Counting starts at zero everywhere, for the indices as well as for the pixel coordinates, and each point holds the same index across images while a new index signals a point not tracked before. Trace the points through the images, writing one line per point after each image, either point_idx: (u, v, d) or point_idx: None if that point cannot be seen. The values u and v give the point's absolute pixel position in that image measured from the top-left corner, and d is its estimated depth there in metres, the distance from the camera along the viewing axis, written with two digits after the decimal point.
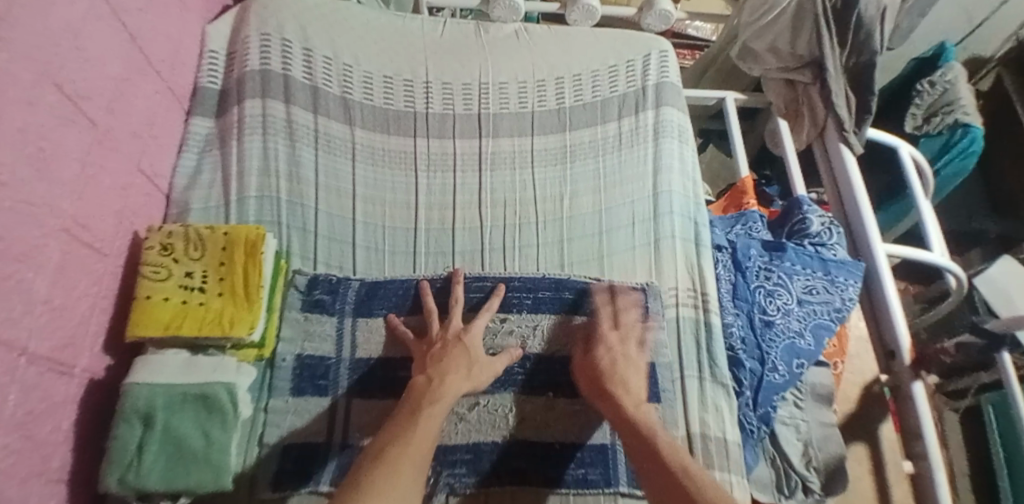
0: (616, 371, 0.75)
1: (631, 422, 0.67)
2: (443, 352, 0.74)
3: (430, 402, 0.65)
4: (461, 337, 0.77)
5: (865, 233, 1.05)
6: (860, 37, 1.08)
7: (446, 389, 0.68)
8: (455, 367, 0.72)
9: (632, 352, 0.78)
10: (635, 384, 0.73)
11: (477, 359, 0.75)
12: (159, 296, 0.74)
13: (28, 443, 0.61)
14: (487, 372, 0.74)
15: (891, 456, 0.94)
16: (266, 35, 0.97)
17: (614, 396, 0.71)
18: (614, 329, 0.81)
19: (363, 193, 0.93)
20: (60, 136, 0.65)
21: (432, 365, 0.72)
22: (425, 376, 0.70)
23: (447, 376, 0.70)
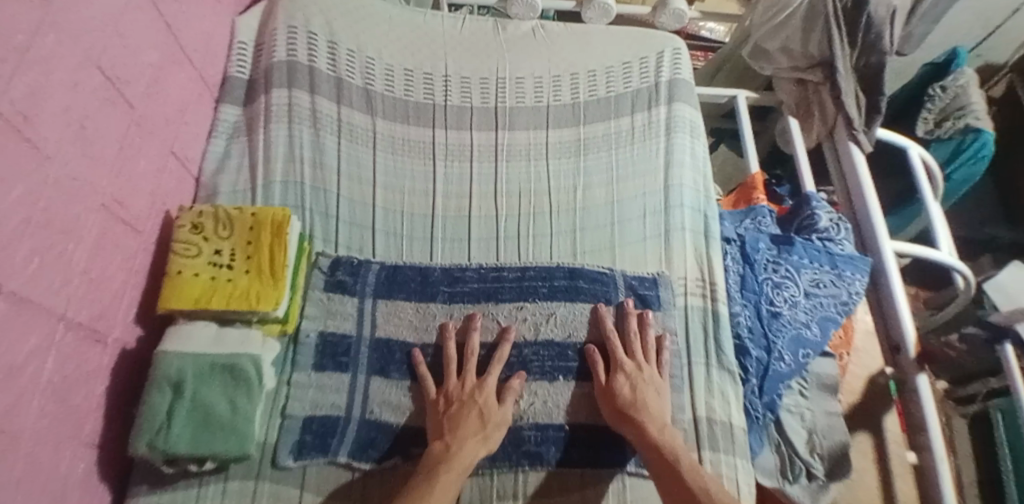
0: (638, 396, 0.78)
1: (658, 447, 0.73)
2: (459, 414, 0.76)
3: (445, 471, 0.69)
4: (477, 396, 0.78)
5: (874, 230, 1.07)
6: (870, 37, 1.09)
7: (461, 457, 0.71)
8: (469, 430, 0.75)
9: (659, 385, 0.81)
10: (655, 407, 0.78)
11: (495, 419, 0.77)
12: (189, 272, 0.77)
13: (63, 407, 0.64)
14: (499, 431, 0.77)
15: (895, 449, 0.96)
16: (292, 28, 1.01)
17: (636, 419, 0.76)
18: (637, 350, 0.84)
19: (383, 180, 0.96)
20: (100, 117, 0.68)
21: (447, 429, 0.75)
22: (442, 443, 0.73)
23: (462, 445, 0.73)
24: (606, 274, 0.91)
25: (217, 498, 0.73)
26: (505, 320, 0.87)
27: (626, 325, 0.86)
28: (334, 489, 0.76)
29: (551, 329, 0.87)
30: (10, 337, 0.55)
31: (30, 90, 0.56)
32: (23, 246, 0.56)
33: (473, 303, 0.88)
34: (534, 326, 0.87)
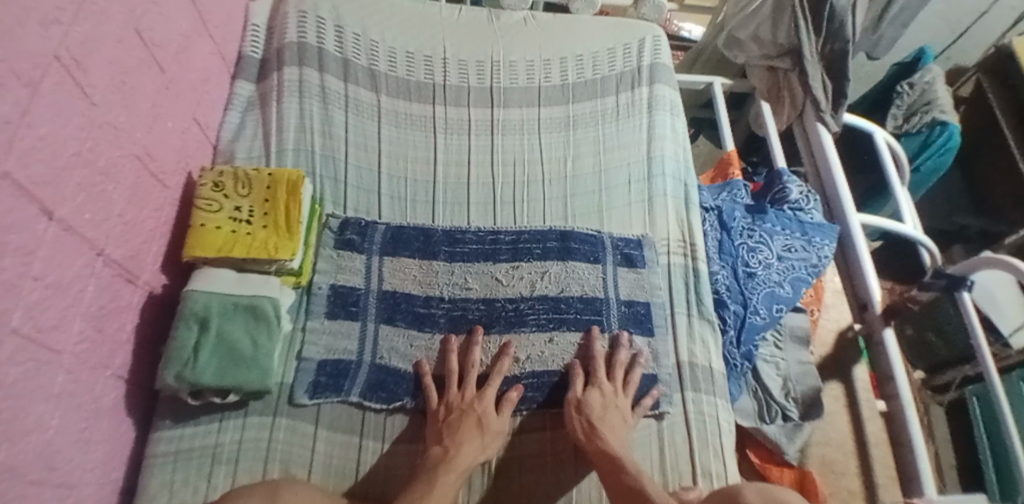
0: (606, 414, 0.80)
1: (615, 460, 0.73)
2: (458, 421, 0.78)
3: (445, 471, 0.71)
4: (476, 406, 0.80)
5: (840, 201, 1.16)
6: (834, 26, 1.19)
7: (460, 459, 0.73)
8: (465, 436, 0.76)
9: (623, 406, 0.83)
10: (617, 429, 0.79)
11: (494, 429, 0.79)
12: (212, 224, 0.83)
13: (100, 335, 0.70)
14: (498, 439, 0.79)
15: (865, 395, 1.04)
16: (303, 13, 1.09)
17: (600, 435, 0.77)
18: (616, 375, 0.86)
19: (388, 149, 1.04)
20: (138, 75, 0.75)
21: (446, 435, 0.77)
22: (441, 447, 0.75)
23: (461, 447, 0.75)
24: (595, 236, 0.99)
25: (237, 430, 0.79)
26: (504, 279, 0.94)
27: (616, 355, 0.88)
28: (345, 425, 0.82)
29: (545, 285, 0.93)
30: (59, 259, 0.62)
31: (82, 39, 0.63)
32: (72, 179, 0.63)
33: (473, 261, 0.95)
34: (531, 283, 0.93)
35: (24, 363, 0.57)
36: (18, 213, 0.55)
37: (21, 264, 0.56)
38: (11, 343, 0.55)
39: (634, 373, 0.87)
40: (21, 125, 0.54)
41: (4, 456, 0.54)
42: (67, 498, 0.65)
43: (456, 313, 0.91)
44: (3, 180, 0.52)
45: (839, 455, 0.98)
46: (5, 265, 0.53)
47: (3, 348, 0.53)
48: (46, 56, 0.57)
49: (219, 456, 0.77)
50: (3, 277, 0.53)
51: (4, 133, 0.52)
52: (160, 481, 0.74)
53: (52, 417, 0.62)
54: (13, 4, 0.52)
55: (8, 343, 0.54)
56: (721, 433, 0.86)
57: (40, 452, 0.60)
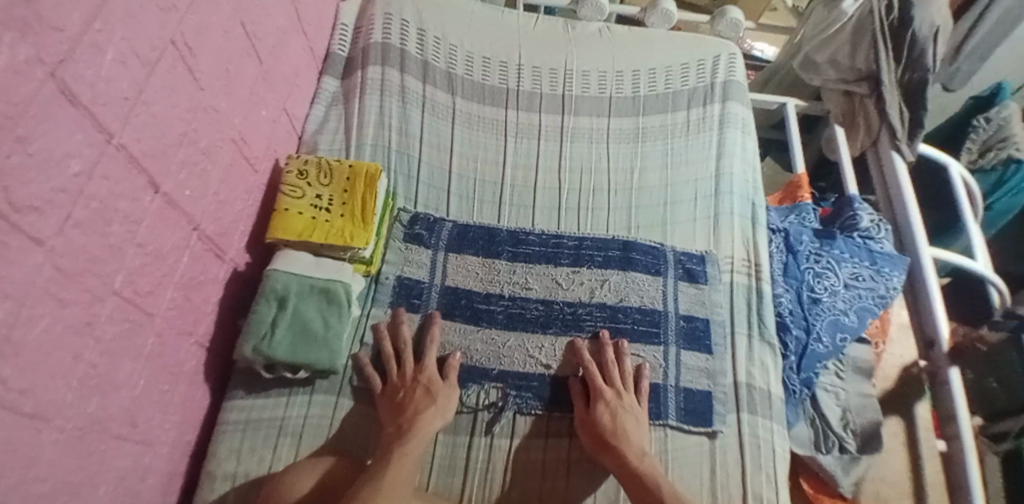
0: (618, 424, 0.80)
1: (637, 476, 0.75)
2: (407, 398, 0.80)
3: (400, 445, 0.74)
4: (419, 378, 0.83)
5: (911, 232, 1.13)
6: (914, 55, 1.17)
7: (415, 431, 0.76)
8: (415, 408, 0.79)
9: (635, 408, 0.84)
10: (634, 435, 0.80)
11: (442, 394, 0.82)
12: (295, 210, 0.87)
13: (188, 304, 0.75)
14: (451, 400, 0.82)
15: (925, 433, 0.99)
16: (388, 15, 1.13)
17: (617, 447, 0.78)
18: (616, 377, 0.86)
19: (460, 150, 1.07)
20: (240, 65, 0.80)
21: (398, 411, 0.80)
22: (395, 426, 0.78)
23: (419, 416, 0.78)
24: (658, 248, 0.99)
25: (304, 406, 0.82)
26: (565, 284, 0.95)
27: (604, 355, 0.88)
28: None
29: (605, 293, 0.94)
30: (160, 229, 0.67)
31: (194, 27, 0.68)
32: (177, 156, 0.68)
33: (535, 262, 0.97)
34: (590, 289, 0.95)
35: (120, 323, 0.62)
36: (128, 183, 0.60)
37: (125, 231, 0.61)
38: (111, 302, 0.60)
39: (643, 381, 0.87)
40: (137, 102, 0.59)
41: (93, 408, 0.60)
42: (144, 454, 0.69)
43: (514, 310, 0.93)
44: (117, 151, 0.57)
45: (894, 494, 0.94)
46: (113, 231, 0.59)
47: (103, 307, 0.59)
48: (162, 40, 0.62)
49: (287, 429, 0.80)
50: (109, 243, 0.58)
51: (121, 108, 0.57)
52: (228, 447, 0.78)
53: (140, 377, 0.67)
54: None
55: (108, 303, 0.59)
56: (775, 459, 0.85)
57: (126, 407, 0.65)
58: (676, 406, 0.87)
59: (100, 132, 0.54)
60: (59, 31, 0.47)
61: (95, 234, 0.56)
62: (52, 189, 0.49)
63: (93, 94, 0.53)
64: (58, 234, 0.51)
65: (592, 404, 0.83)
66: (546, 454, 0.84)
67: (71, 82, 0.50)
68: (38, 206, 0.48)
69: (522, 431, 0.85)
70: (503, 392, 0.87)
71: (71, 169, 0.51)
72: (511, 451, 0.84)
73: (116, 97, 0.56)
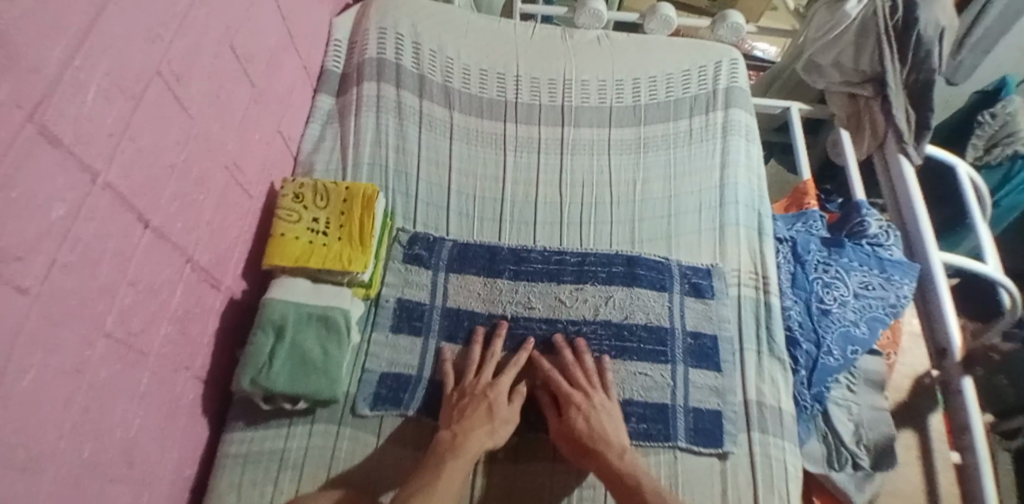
0: (593, 426, 0.79)
1: (619, 478, 0.74)
2: (468, 408, 0.79)
3: (453, 458, 0.72)
4: (488, 392, 0.81)
5: (920, 237, 1.11)
6: (920, 55, 1.14)
7: (469, 445, 0.74)
8: (475, 421, 0.77)
9: (607, 405, 0.82)
10: (611, 433, 0.79)
11: (502, 411, 0.80)
12: (291, 234, 0.86)
13: (183, 338, 0.73)
14: (512, 420, 0.80)
15: (938, 444, 0.98)
16: (383, 29, 1.11)
17: (595, 450, 0.77)
18: (580, 378, 0.84)
19: (458, 166, 1.05)
20: (231, 89, 0.78)
21: (456, 421, 0.78)
22: (449, 433, 0.76)
23: (473, 432, 0.76)
24: (663, 263, 0.97)
25: (306, 437, 0.80)
26: (569, 301, 0.93)
27: (563, 358, 0.87)
28: (411, 438, 0.83)
29: (609, 311, 0.92)
30: (151, 264, 0.65)
31: (181, 54, 0.66)
32: (168, 187, 0.66)
33: (537, 280, 0.95)
34: (595, 306, 0.92)
35: (113, 364, 0.60)
36: (115, 221, 0.58)
37: (115, 270, 0.59)
38: (102, 344, 0.58)
39: (609, 378, 0.85)
40: (123, 137, 0.57)
41: (88, 454, 0.58)
42: (143, 494, 0.67)
43: (518, 331, 0.91)
44: (103, 190, 0.55)
45: None
46: (101, 271, 0.57)
47: (94, 350, 0.57)
48: (148, 71, 0.60)
49: (290, 461, 0.79)
50: (98, 284, 0.57)
51: (106, 144, 0.55)
52: (228, 481, 0.77)
53: (135, 416, 0.65)
54: (116, 23, 0.54)
55: (99, 345, 0.58)
56: (788, 478, 0.83)
57: (122, 447, 0.63)
58: (685, 427, 0.85)
59: (84, 171, 0.53)
60: (37, 72, 0.45)
61: (82, 276, 0.54)
62: (35, 234, 0.47)
63: (75, 134, 0.51)
64: (43, 280, 0.49)
65: (565, 412, 0.81)
66: (553, 480, 0.82)
67: (51, 124, 0.48)
68: (20, 253, 0.46)
69: (529, 456, 0.84)
70: None
71: (55, 212, 0.50)
72: (516, 477, 0.82)
73: (101, 133, 0.54)
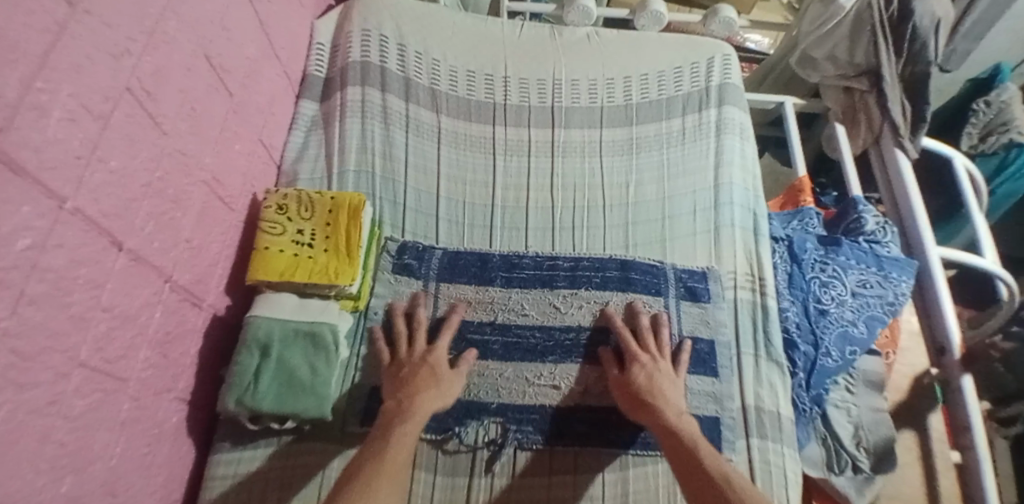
0: (654, 385, 0.79)
1: (672, 431, 0.73)
2: (411, 374, 0.79)
3: (401, 421, 0.72)
4: (427, 358, 0.81)
5: (918, 234, 1.09)
6: (915, 48, 1.12)
7: (416, 408, 0.74)
8: (420, 385, 0.77)
9: (670, 370, 0.82)
10: (671, 395, 0.78)
11: (448, 376, 0.80)
12: (275, 248, 0.83)
13: (165, 361, 0.71)
14: (456, 383, 0.81)
15: (940, 446, 0.96)
16: (366, 31, 1.08)
17: (653, 406, 0.77)
18: (650, 343, 0.85)
19: (447, 172, 1.02)
20: (208, 101, 0.76)
21: (402, 388, 0.77)
22: (396, 401, 0.76)
23: (418, 396, 0.76)
24: (657, 267, 0.95)
25: (296, 457, 0.79)
26: (563, 308, 0.91)
27: (638, 321, 0.88)
28: None
29: (605, 318, 0.90)
30: (128, 288, 0.62)
31: (153, 69, 0.63)
32: (143, 208, 0.63)
33: (530, 287, 0.93)
34: (590, 313, 0.91)
35: (90, 394, 0.58)
36: (86, 248, 0.55)
37: (88, 299, 0.56)
38: (78, 376, 0.56)
39: (683, 354, 0.86)
40: (92, 160, 0.55)
41: (67, 488, 0.56)
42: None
43: (511, 341, 0.89)
44: (72, 216, 0.53)
45: None
46: (73, 301, 0.54)
47: (69, 382, 0.55)
48: (116, 88, 0.57)
49: (281, 482, 0.77)
50: (70, 313, 0.54)
51: (74, 169, 0.52)
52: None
53: (116, 445, 0.63)
54: (79, 42, 0.52)
55: (74, 377, 0.55)
56: (787, 485, 0.82)
57: (103, 479, 0.61)
58: None
59: (51, 199, 0.50)
60: None
61: (51, 308, 0.52)
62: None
63: (40, 161, 0.48)
64: (11, 315, 0.47)
65: (627, 367, 0.82)
66: (551, 495, 0.80)
67: (14, 152, 0.45)
68: None
69: (524, 470, 0.82)
70: (503, 427, 0.84)
71: (20, 243, 0.47)
72: (512, 490, 0.80)
73: (67, 158, 0.51)
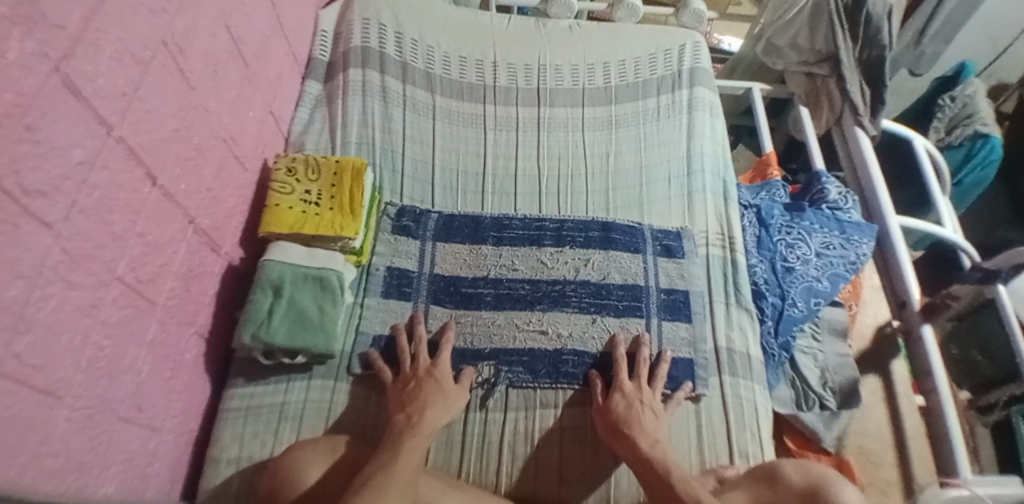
0: (632, 414, 0.80)
1: (647, 461, 0.74)
2: (418, 389, 0.81)
3: (411, 435, 0.73)
4: (433, 372, 0.84)
5: (877, 202, 1.19)
6: (869, 33, 1.23)
7: (425, 423, 0.76)
8: (429, 399, 0.80)
9: (655, 402, 0.84)
10: (653, 429, 0.79)
11: (453, 393, 0.82)
12: (285, 205, 0.91)
13: (186, 295, 0.78)
14: (461, 399, 0.83)
15: (903, 389, 1.03)
16: (366, 20, 1.19)
17: (628, 434, 0.78)
18: (641, 376, 0.87)
19: (441, 144, 1.11)
20: (226, 68, 0.85)
21: (410, 402, 0.79)
22: (404, 415, 0.77)
23: (427, 410, 0.78)
24: (636, 227, 1.03)
25: (302, 390, 0.85)
26: (551, 263, 0.99)
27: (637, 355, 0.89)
28: None
29: (588, 272, 0.98)
30: (158, 220, 0.70)
31: (182, 29, 0.72)
32: (171, 151, 0.72)
33: (519, 245, 1.01)
34: (574, 268, 0.98)
35: (124, 308, 0.65)
36: (127, 175, 0.63)
37: (127, 221, 0.64)
38: (116, 288, 0.63)
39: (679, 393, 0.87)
40: (133, 98, 0.63)
41: (101, 388, 0.62)
42: (148, 439, 0.71)
43: (502, 292, 0.96)
44: (117, 143, 0.61)
45: (876, 446, 0.97)
46: (114, 219, 0.62)
47: (109, 291, 0.62)
48: (154, 41, 0.66)
49: (291, 412, 0.83)
50: (112, 229, 0.61)
51: (120, 103, 0.61)
52: (231, 433, 0.81)
53: (144, 363, 0.69)
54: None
55: (112, 288, 0.62)
56: (758, 418, 0.88)
57: (132, 392, 0.68)
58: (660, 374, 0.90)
59: (100, 124, 0.58)
60: (60, 29, 0.51)
61: (98, 221, 0.59)
62: (58, 175, 0.52)
63: (94, 90, 0.57)
64: (65, 218, 0.54)
65: (609, 396, 0.84)
66: (539, 425, 0.86)
67: (73, 76, 0.53)
68: (46, 191, 0.51)
69: (515, 403, 0.87)
70: (494, 368, 0.89)
71: (74, 157, 0.54)
72: (503, 424, 0.86)
73: (114, 92, 0.60)
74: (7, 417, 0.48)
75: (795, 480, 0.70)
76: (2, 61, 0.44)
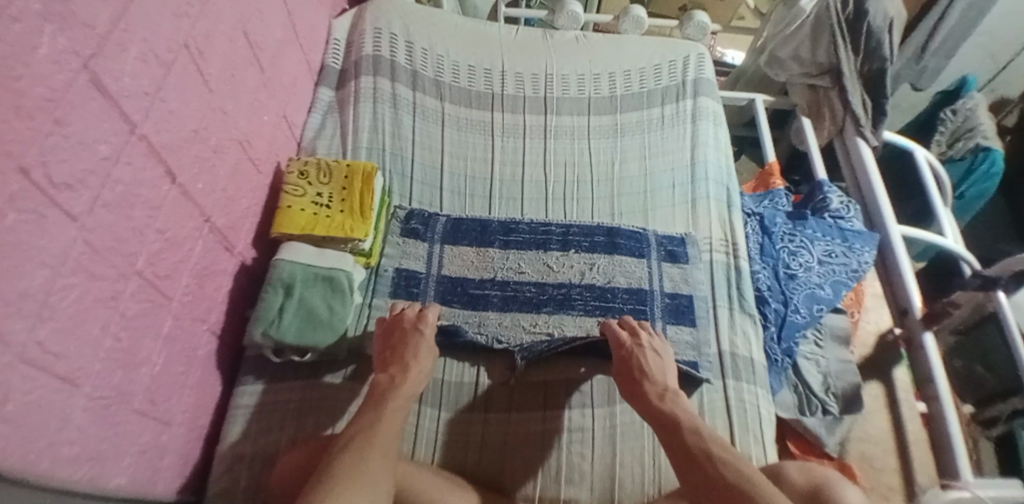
0: (638, 364, 0.80)
1: (659, 413, 0.72)
2: (403, 344, 0.81)
3: (394, 397, 0.72)
4: (419, 328, 0.83)
5: (879, 211, 1.21)
6: (871, 46, 1.25)
7: (408, 383, 0.75)
8: (412, 355, 0.79)
9: (659, 347, 0.84)
10: (656, 373, 0.79)
11: (433, 348, 0.82)
12: (297, 207, 0.93)
13: (200, 292, 0.80)
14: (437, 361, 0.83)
15: (905, 395, 1.04)
16: (378, 30, 1.22)
17: (638, 389, 0.78)
18: (631, 327, 0.86)
19: (450, 149, 1.14)
20: (243, 72, 0.88)
21: (393, 362, 0.79)
22: (387, 375, 0.77)
23: (410, 369, 0.77)
24: (640, 233, 1.05)
25: (307, 389, 0.86)
26: (557, 267, 1.00)
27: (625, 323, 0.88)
28: None
29: (593, 276, 0.99)
30: (176, 217, 0.72)
31: (203, 33, 0.75)
32: (190, 150, 0.74)
33: (526, 248, 1.02)
34: (580, 271, 1.00)
35: (142, 302, 0.66)
36: (148, 171, 0.65)
37: (148, 216, 0.66)
38: (134, 282, 0.65)
39: (660, 340, 0.85)
40: (155, 98, 0.66)
41: (118, 380, 0.63)
42: (158, 431, 0.72)
43: (509, 294, 0.97)
44: (139, 141, 0.63)
45: (878, 452, 0.98)
46: (136, 215, 0.64)
47: (128, 285, 0.63)
48: (176, 43, 0.69)
49: (298, 409, 0.84)
50: (133, 225, 0.63)
51: (143, 102, 0.63)
52: (240, 429, 0.82)
53: (158, 356, 0.71)
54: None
55: (131, 282, 0.64)
56: (761, 421, 0.89)
57: (147, 385, 0.69)
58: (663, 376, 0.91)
59: (125, 123, 0.60)
60: (90, 28, 0.53)
61: (120, 215, 0.61)
62: (83, 169, 0.54)
63: (120, 88, 0.59)
64: (89, 211, 0.56)
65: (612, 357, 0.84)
66: (545, 425, 0.86)
67: (100, 74, 0.55)
68: (71, 184, 0.52)
69: (520, 404, 0.88)
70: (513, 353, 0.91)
71: (99, 153, 0.56)
72: (505, 421, 0.86)
73: (138, 91, 0.62)
74: (27, 403, 0.49)
75: (794, 480, 0.71)
76: (35, 55, 0.46)
